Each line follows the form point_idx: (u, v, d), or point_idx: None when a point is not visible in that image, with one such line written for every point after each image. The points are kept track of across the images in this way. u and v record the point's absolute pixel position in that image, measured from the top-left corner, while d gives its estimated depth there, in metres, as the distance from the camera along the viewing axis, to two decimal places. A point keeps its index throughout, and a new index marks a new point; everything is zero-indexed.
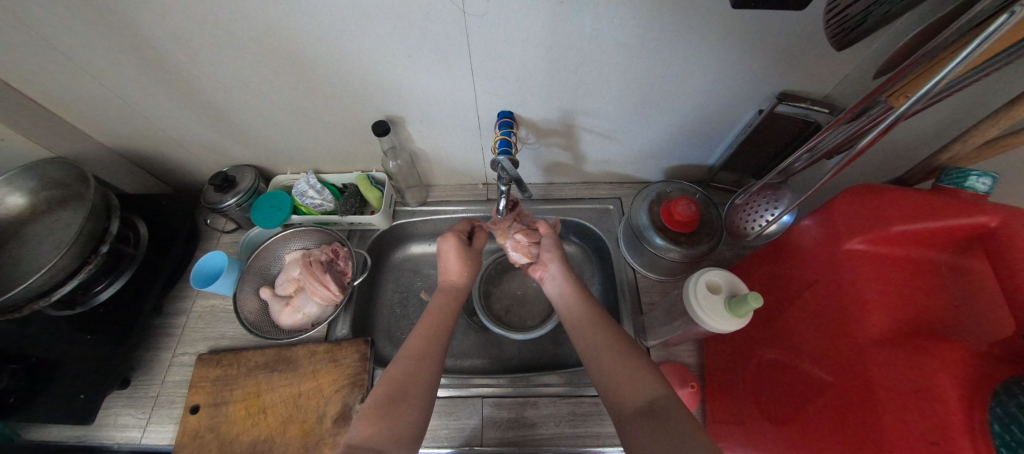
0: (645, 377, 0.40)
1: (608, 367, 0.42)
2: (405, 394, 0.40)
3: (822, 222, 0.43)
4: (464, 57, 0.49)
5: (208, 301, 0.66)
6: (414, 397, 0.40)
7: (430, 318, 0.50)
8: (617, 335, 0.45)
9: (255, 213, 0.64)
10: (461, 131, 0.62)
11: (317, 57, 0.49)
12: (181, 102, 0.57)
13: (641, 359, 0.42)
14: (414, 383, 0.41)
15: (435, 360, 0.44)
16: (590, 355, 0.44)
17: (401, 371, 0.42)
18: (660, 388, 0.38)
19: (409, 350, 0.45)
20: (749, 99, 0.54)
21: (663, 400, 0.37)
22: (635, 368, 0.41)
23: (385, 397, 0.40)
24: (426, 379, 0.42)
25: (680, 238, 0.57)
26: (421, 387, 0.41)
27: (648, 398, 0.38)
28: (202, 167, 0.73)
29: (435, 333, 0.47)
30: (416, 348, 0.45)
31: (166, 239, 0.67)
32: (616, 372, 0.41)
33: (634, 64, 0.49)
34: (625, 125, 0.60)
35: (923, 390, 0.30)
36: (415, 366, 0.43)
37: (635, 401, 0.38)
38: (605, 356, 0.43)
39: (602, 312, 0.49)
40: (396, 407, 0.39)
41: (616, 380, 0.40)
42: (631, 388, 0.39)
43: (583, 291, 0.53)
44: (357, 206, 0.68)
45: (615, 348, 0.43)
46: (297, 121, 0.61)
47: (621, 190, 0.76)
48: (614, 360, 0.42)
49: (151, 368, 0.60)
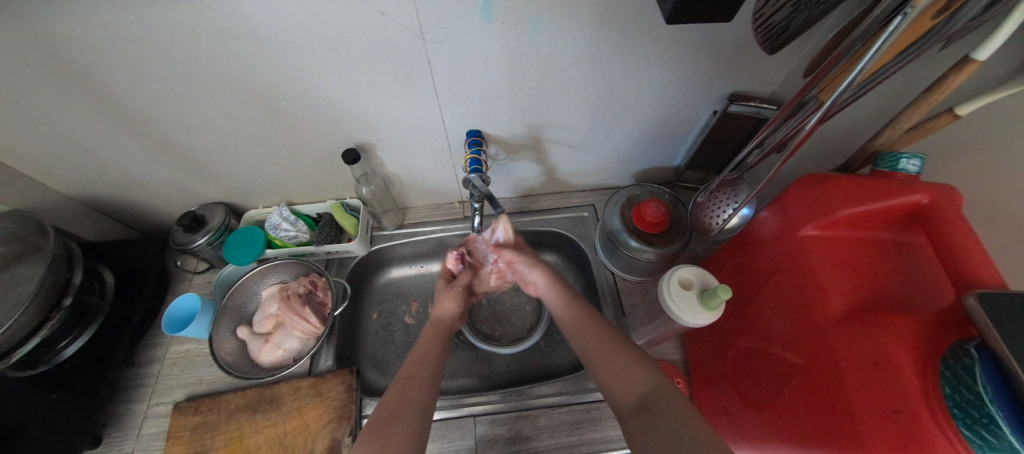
0: (637, 370, 0.40)
1: (599, 366, 0.43)
2: (396, 416, 0.40)
3: (778, 213, 0.45)
4: (429, 83, 0.50)
5: (183, 346, 0.64)
6: (406, 419, 0.40)
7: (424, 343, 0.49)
8: (605, 332, 0.45)
9: (227, 250, 0.62)
10: (432, 153, 0.63)
11: (284, 94, 0.50)
12: (145, 144, 0.56)
13: (631, 352, 0.42)
14: (405, 404, 0.41)
15: (427, 381, 0.44)
16: (584, 355, 0.45)
17: (391, 394, 0.42)
18: (652, 382, 0.39)
19: (401, 374, 0.44)
20: (702, 101, 0.57)
21: (654, 393, 0.38)
22: (624, 364, 0.41)
23: (376, 420, 0.39)
24: (419, 405, 0.41)
25: (652, 239, 0.60)
26: (413, 409, 0.41)
27: (641, 393, 0.39)
28: (168, 208, 0.71)
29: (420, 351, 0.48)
30: (408, 373, 0.44)
31: (135, 286, 0.65)
32: (608, 370, 0.42)
33: (593, 77, 0.51)
34: (591, 135, 0.62)
35: (881, 362, 0.32)
36: (403, 386, 0.43)
37: (629, 399, 0.39)
38: (597, 358, 0.43)
39: (589, 307, 0.49)
40: (387, 430, 0.38)
41: (610, 377, 0.41)
42: (622, 387, 0.40)
43: (566, 291, 0.52)
44: (333, 235, 0.67)
45: (605, 350, 0.43)
46: (265, 155, 0.60)
47: (595, 196, 0.77)
48: (604, 359, 0.43)
49: (124, 423, 0.57)
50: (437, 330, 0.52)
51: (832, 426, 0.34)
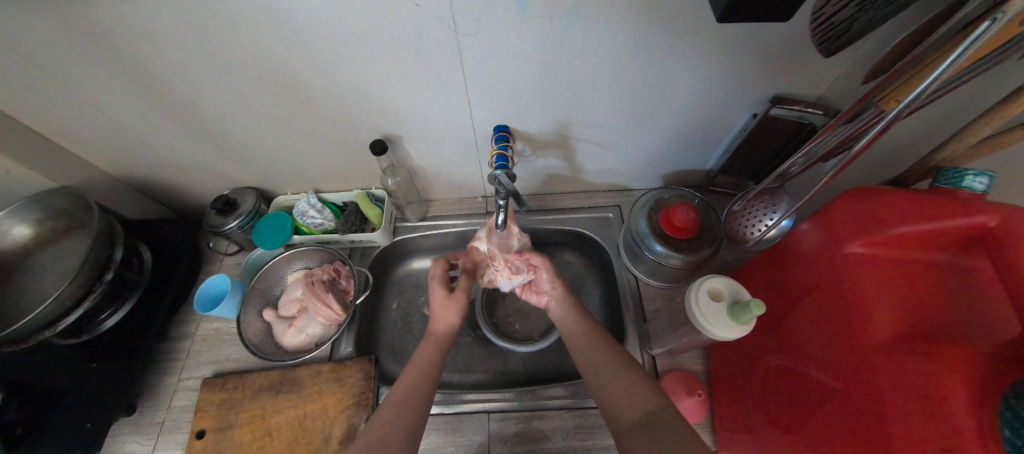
0: (642, 389, 0.41)
1: (605, 381, 0.43)
2: (391, 429, 0.41)
3: (821, 226, 0.43)
4: (459, 76, 0.50)
5: (212, 324, 0.67)
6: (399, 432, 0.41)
7: (426, 352, 0.51)
8: (615, 351, 0.46)
9: (257, 234, 0.64)
10: (458, 147, 0.62)
11: (317, 83, 0.50)
12: (184, 128, 0.58)
13: (641, 372, 0.43)
14: (401, 417, 0.42)
15: (424, 395, 0.45)
16: (588, 370, 0.46)
17: (391, 407, 0.43)
18: (658, 402, 0.39)
19: (401, 383, 0.46)
20: (741, 103, 0.54)
21: (659, 412, 0.38)
22: (634, 382, 0.42)
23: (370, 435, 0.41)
24: (414, 415, 0.43)
25: (680, 244, 0.58)
26: (406, 420, 0.42)
27: (645, 410, 0.39)
28: (203, 190, 0.73)
29: (423, 363, 0.49)
30: (409, 384, 0.46)
31: (170, 264, 0.68)
32: (614, 386, 0.42)
33: (628, 75, 0.50)
34: (621, 134, 0.61)
35: (931, 394, 0.29)
36: (402, 398, 0.44)
37: (632, 415, 0.39)
38: (605, 373, 0.44)
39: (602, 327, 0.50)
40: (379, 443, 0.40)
41: (617, 392, 0.42)
42: (629, 402, 0.40)
43: (580, 311, 0.54)
44: (357, 224, 0.68)
45: (612, 365, 0.44)
46: (296, 142, 0.61)
47: (620, 197, 0.75)
48: (613, 375, 0.43)
49: (157, 394, 0.61)
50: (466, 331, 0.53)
51: None
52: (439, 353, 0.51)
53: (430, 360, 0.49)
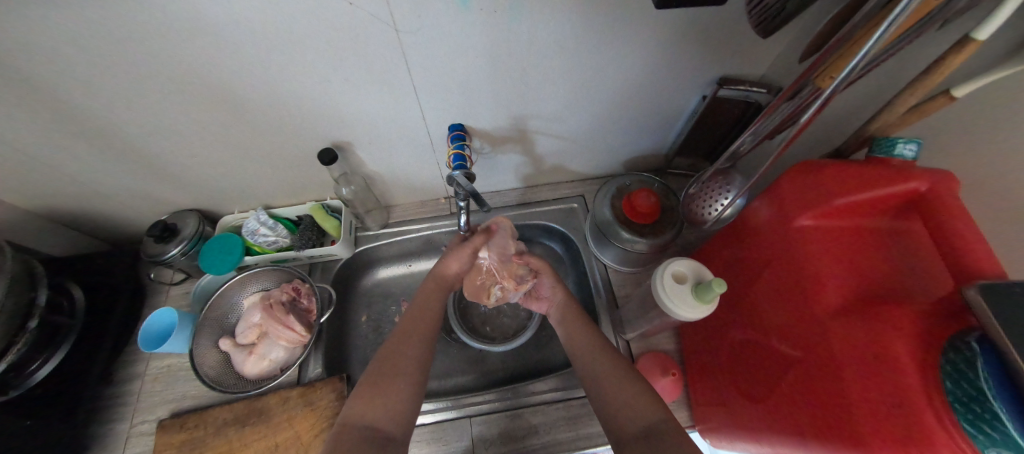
0: (644, 400, 0.40)
1: (609, 389, 0.42)
2: (393, 369, 0.43)
3: (770, 202, 0.44)
4: (404, 76, 0.47)
5: (164, 361, 0.62)
6: (402, 372, 0.43)
7: (425, 298, 0.53)
8: (620, 361, 0.45)
9: (204, 259, 0.59)
10: (414, 150, 0.59)
11: (248, 92, 0.46)
12: (99, 152, 0.52)
13: (644, 383, 0.42)
14: (402, 356, 0.45)
15: (424, 339, 0.48)
16: (593, 380, 0.45)
17: (390, 347, 0.46)
18: (659, 413, 0.38)
19: (399, 328, 0.48)
20: (691, 85, 0.55)
21: (660, 425, 0.37)
22: (636, 393, 0.41)
23: (371, 376, 0.43)
24: (415, 354, 0.45)
25: (644, 229, 0.59)
26: (408, 359, 0.45)
27: (644, 423, 0.38)
28: (136, 217, 0.67)
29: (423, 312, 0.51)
30: (408, 326, 0.49)
31: (107, 302, 0.61)
32: (616, 397, 0.41)
33: (578, 64, 0.49)
34: (578, 124, 0.60)
35: (881, 356, 0.31)
36: (401, 341, 0.46)
37: (632, 427, 0.38)
38: (608, 383, 0.43)
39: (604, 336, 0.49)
40: (384, 383, 0.42)
41: (618, 404, 0.41)
42: (630, 414, 0.39)
43: (582, 319, 0.52)
44: (314, 239, 0.63)
45: (615, 376, 0.43)
46: (234, 158, 0.56)
47: (584, 187, 0.75)
48: (616, 385, 0.42)
49: (107, 445, 0.56)
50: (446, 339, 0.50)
51: (831, 420, 0.33)
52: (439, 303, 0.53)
53: (428, 308, 0.51)
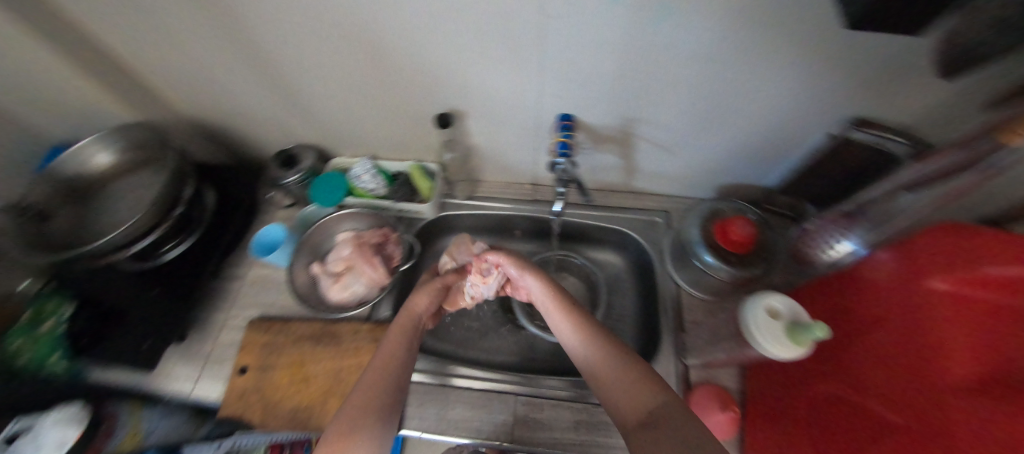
0: (643, 388, 0.38)
1: (604, 380, 0.41)
2: (370, 399, 0.40)
3: (901, 258, 0.42)
4: (535, 59, 0.50)
5: (261, 270, 0.70)
6: (379, 402, 0.39)
7: (402, 324, 0.50)
8: (610, 348, 0.43)
9: (314, 190, 0.66)
10: (519, 131, 0.62)
11: (397, 50, 0.51)
12: (261, 79, 0.60)
13: (640, 368, 0.40)
14: (383, 384, 0.41)
15: (403, 364, 0.45)
16: (589, 372, 0.43)
17: (371, 378, 0.42)
18: (660, 397, 0.37)
19: (382, 354, 0.45)
20: (821, 119, 0.52)
21: (662, 409, 0.36)
22: (631, 381, 0.39)
23: (347, 411, 0.38)
24: (398, 373, 0.43)
25: (730, 258, 0.56)
26: (387, 387, 0.41)
27: (647, 408, 0.36)
28: (265, 143, 0.76)
29: (397, 340, 0.47)
30: (387, 353, 0.45)
31: (229, 209, 0.71)
32: (613, 387, 0.40)
33: (708, 75, 0.48)
34: (685, 138, 0.59)
35: (1002, 431, 0.28)
36: (381, 368, 0.43)
37: (635, 414, 0.37)
38: (603, 372, 0.42)
39: (592, 318, 0.48)
40: (359, 419, 0.38)
41: (617, 392, 0.39)
42: (629, 403, 0.38)
43: (568, 299, 0.51)
44: (408, 195, 0.70)
45: (611, 365, 0.41)
46: (362, 106, 0.62)
47: (670, 203, 0.73)
48: (609, 376, 0.41)
49: (204, 328, 0.64)
50: (406, 330, 0.49)
51: None
52: (416, 318, 0.52)
53: (404, 330, 0.49)
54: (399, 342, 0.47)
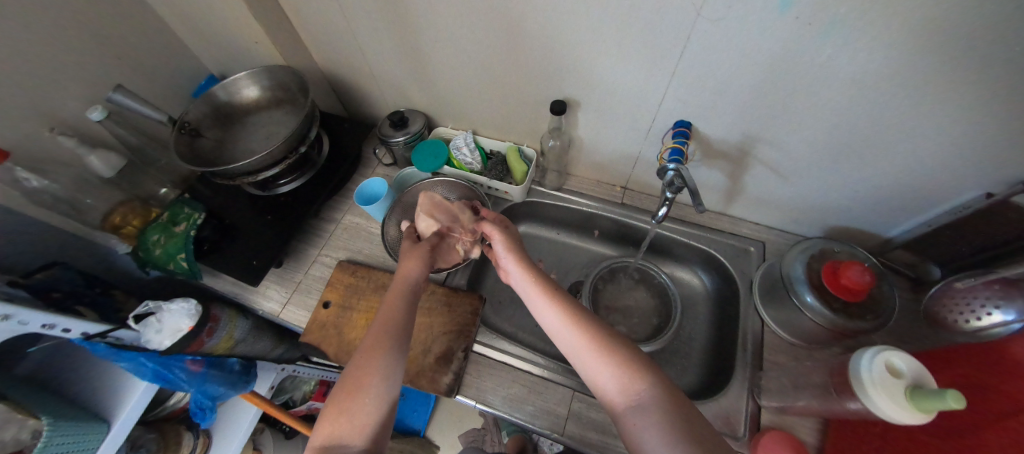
0: (629, 371, 0.38)
1: (588, 360, 0.41)
2: (374, 354, 0.40)
3: None
4: (673, 61, 0.49)
5: (354, 218, 0.75)
6: (383, 358, 0.40)
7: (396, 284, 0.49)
8: (594, 329, 0.42)
9: (418, 155, 0.71)
10: (628, 132, 0.62)
11: (535, 33, 0.53)
12: (397, 43, 0.64)
13: (624, 351, 0.40)
14: (384, 342, 0.42)
15: (396, 319, 0.44)
16: (573, 352, 0.42)
17: (371, 340, 0.42)
18: (648, 381, 0.37)
19: (381, 313, 0.45)
20: (987, 177, 0.46)
21: (651, 396, 0.36)
22: (618, 366, 0.39)
23: (350, 373, 0.39)
24: (398, 329, 0.43)
25: (834, 304, 0.52)
26: (389, 345, 0.41)
27: (635, 392, 0.37)
28: (379, 103, 0.82)
29: (392, 300, 0.46)
30: (386, 313, 0.45)
31: (338, 157, 0.76)
32: (596, 366, 0.40)
33: (856, 106, 0.45)
34: (807, 168, 0.56)
35: None
36: (381, 327, 0.43)
37: (622, 396, 0.37)
38: (586, 352, 0.41)
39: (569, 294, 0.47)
40: (362, 382, 0.39)
41: (597, 370, 0.40)
42: (618, 384, 0.38)
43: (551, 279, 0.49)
44: (500, 174, 0.72)
45: (593, 337, 0.41)
46: (481, 82, 0.65)
47: (766, 235, 0.69)
48: (595, 357, 0.40)
49: (299, 259, 0.71)
50: (403, 294, 0.47)
51: None
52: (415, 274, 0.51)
53: (400, 287, 0.48)
54: (395, 303, 0.46)
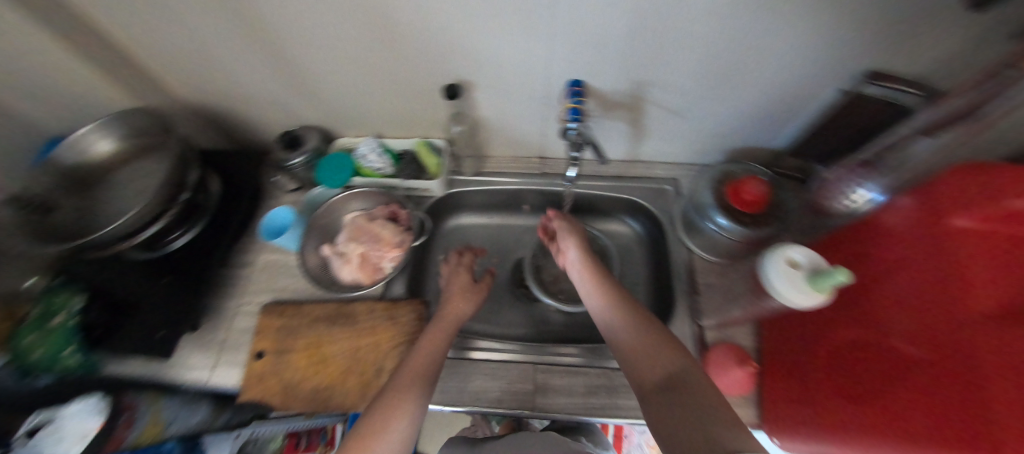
0: (664, 354, 0.41)
1: (628, 345, 0.44)
2: (404, 390, 0.43)
3: (923, 202, 0.40)
4: (547, 22, 0.48)
5: (271, 256, 0.69)
6: (411, 397, 0.42)
7: (438, 326, 0.53)
8: (632, 314, 0.47)
9: (320, 172, 0.66)
10: (528, 102, 0.61)
11: (402, 18, 0.49)
12: (262, 57, 0.58)
13: (660, 334, 0.43)
14: (412, 383, 0.44)
15: (435, 361, 0.47)
16: (613, 338, 0.46)
17: (400, 382, 0.44)
18: (679, 362, 0.39)
19: (417, 356, 0.48)
20: (834, 75, 0.51)
21: (682, 372, 0.38)
22: (654, 346, 0.42)
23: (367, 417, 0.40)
24: (430, 370, 0.46)
25: (743, 218, 0.56)
26: (415, 388, 0.43)
27: (667, 371, 0.39)
28: (268, 127, 0.75)
29: (432, 342, 0.50)
30: (424, 355, 0.48)
31: (234, 195, 0.69)
32: (638, 354, 0.42)
33: (716, 34, 0.47)
34: (695, 101, 0.59)
35: None
36: (413, 368, 0.46)
37: (653, 377, 0.39)
38: (627, 338, 0.45)
39: (624, 290, 0.51)
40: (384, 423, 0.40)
41: (638, 356, 0.42)
42: (649, 364, 0.40)
43: (603, 274, 0.54)
44: (414, 172, 0.69)
45: (632, 320, 0.46)
46: (367, 81, 0.61)
47: (678, 171, 0.73)
48: (635, 343, 0.43)
49: (218, 315, 0.64)
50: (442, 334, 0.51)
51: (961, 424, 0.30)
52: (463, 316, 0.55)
53: (439, 332, 0.52)
54: (433, 341, 0.50)
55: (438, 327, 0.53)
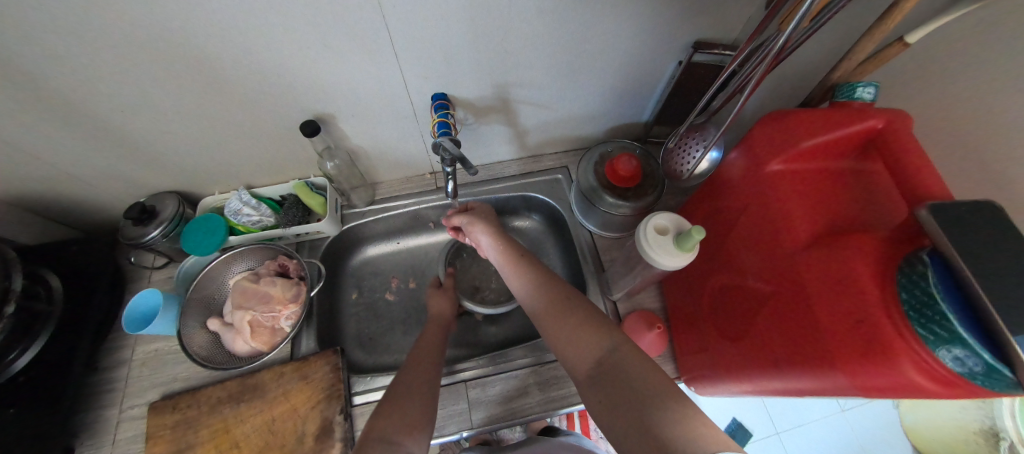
0: (586, 336, 0.40)
1: (552, 329, 0.44)
2: (397, 413, 0.41)
3: (745, 152, 0.45)
4: (387, 45, 0.47)
5: (151, 346, 0.61)
6: (419, 422, 0.41)
7: (419, 352, 0.51)
8: (556, 295, 0.46)
9: (186, 240, 0.58)
10: (399, 122, 0.59)
11: (223, 62, 0.45)
12: (67, 131, 0.49)
13: (580, 314, 0.42)
14: (405, 408, 0.42)
15: (424, 387, 0.46)
16: (539, 322, 0.46)
17: (390, 411, 0.41)
18: (604, 343, 0.39)
19: (402, 383, 0.46)
20: (667, 50, 0.56)
21: (609, 355, 0.37)
22: (576, 325, 0.42)
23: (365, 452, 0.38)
24: (421, 396, 0.44)
25: (626, 193, 0.60)
26: (414, 409, 0.42)
27: (594, 356, 0.38)
28: (111, 203, 0.65)
29: (418, 364, 0.49)
30: (414, 377, 0.47)
31: (85, 289, 0.59)
32: (561, 338, 0.42)
33: (554, 31, 0.49)
34: (558, 93, 0.61)
35: (845, 280, 0.32)
36: (404, 393, 0.44)
37: (584, 366, 0.39)
38: (550, 324, 0.44)
39: (543, 267, 0.50)
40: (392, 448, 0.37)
41: (563, 341, 0.42)
42: (576, 351, 0.40)
43: (518, 257, 0.52)
44: (300, 216, 0.64)
45: (554, 304, 0.45)
46: (212, 134, 0.55)
47: (567, 158, 0.76)
48: (556, 327, 0.43)
49: (96, 432, 0.55)
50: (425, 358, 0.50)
51: (805, 349, 0.35)
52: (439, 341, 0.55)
53: (424, 355, 0.51)
54: (423, 363, 0.49)
55: (420, 351, 0.52)
